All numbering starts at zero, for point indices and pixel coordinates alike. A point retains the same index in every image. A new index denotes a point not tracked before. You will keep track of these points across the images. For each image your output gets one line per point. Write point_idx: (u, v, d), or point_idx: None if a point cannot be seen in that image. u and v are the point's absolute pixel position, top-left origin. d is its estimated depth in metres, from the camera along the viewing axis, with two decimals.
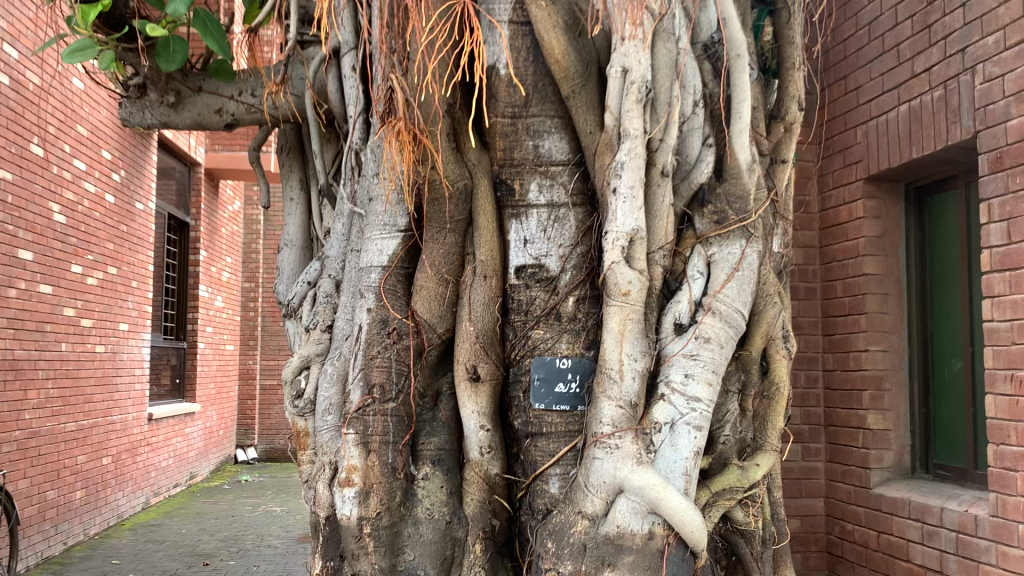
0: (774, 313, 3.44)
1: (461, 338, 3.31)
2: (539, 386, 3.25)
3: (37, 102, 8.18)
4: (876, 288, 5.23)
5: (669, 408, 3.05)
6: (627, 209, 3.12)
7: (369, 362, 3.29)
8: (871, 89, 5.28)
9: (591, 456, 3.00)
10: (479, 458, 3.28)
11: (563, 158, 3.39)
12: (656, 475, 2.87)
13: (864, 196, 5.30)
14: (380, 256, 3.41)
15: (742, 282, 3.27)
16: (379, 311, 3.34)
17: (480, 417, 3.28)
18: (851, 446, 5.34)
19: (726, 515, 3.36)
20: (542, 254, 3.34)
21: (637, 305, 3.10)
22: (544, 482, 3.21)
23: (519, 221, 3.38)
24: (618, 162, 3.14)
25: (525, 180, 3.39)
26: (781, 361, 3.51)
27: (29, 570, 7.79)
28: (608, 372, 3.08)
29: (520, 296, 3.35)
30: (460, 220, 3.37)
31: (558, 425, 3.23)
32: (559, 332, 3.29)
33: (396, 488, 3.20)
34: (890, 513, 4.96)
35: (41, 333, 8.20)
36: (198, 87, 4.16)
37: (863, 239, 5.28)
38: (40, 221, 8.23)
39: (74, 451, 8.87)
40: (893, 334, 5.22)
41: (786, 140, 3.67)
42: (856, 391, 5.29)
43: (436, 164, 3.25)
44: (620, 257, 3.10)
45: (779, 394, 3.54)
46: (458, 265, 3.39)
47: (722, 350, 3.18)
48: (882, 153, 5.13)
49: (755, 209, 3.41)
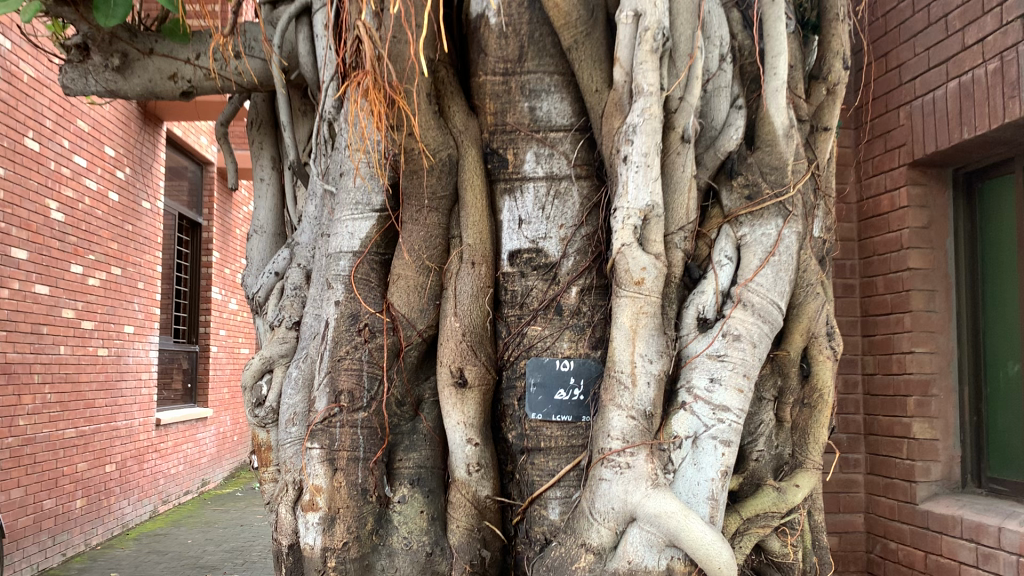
0: (817, 305, 2.91)
1: (445, 337, 2.80)
2: (535, 394, 2.75)
3: (32, 94, 7.76)
4: (922, 284, 4.67)
5: (691, 420, 2.55)
6: (639, 181, 2.61)
7: (336, 364, 2.78)
8: (915, 66, 4.73)
9: (598, 477, 2.52)
10: (467, 478, 2.74)
11: (565, 123, 2.88)
12: (675, 500, 2.36)
13: (908, 183, 4.74)
14: (350, 239, 2.89)
15: (777, 269, 2.75)
16: (349, 305, 2.83)
17: (468, 429, 2.75)
18: (894, 458, 4.77)
19: (760, 544, 2.84)
20: (539, 236, 2.83)
21: (654, 297, 2.59)
22: (542, 507, 2.71)
23: (514, 197, 2.88)
24: (630, 125, 2.64)
25: (520, 149, 2.88)
26: (824, 365, 2.96)
27: None
28: (618, 376, 2.58)
29: (514, 286, 2.85)
30: (444, 196, 2.88)
31: (559, 440, 2.72)
32: (560, 329, 2.78)
33: (367, 514, 2.71)
34: (938, 532, 4.40)
35: (37, 335, 7.78)
36: (149, 50, 3.52)
37: (907, 230, 4.71)
38: (36, 219, 7.82)
39: (74, 458, 8.44)
40: (940, 334, 4.66)
41: (830, 104, 3.14)
42: (900, 397, 4.74)
43: (414, 129, 2.75)
44: (632, 239, 2.59)
45: (824, 402, 2.99)
46: (442, 251, 2.90)
47: (756, 349, 2.65)
48: (929, 134, 4.57)
49: (794, 182, 2.87)
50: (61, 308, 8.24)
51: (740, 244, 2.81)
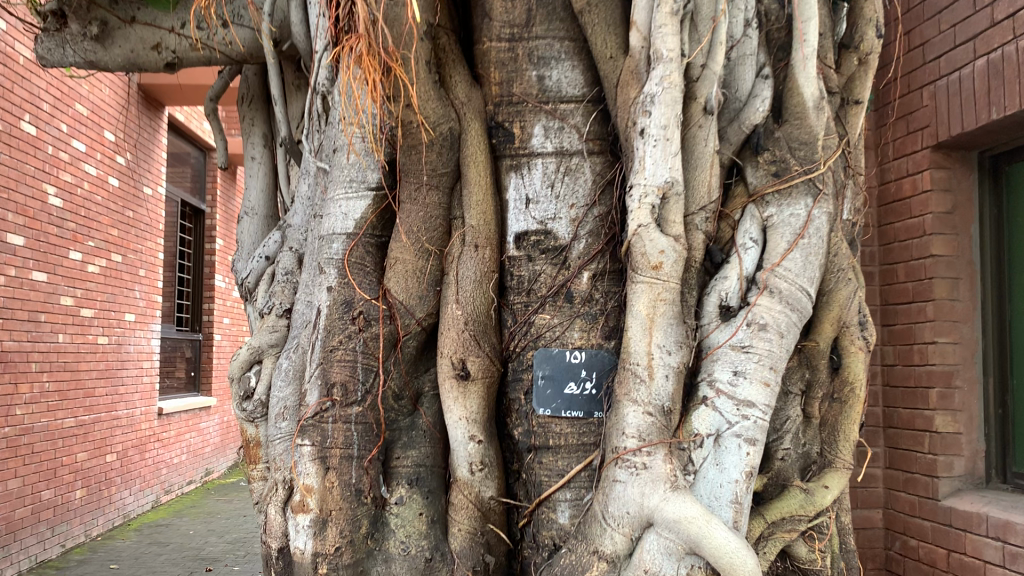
0: (848, 292, 2.70)
1: (445, 326, 2.59)
2: (543, 388, 2.54)
3: (29, 76, 7.55)
4: (946, 271, 4.44)
5: (713, 417, 2.35)
6: (657, 156, 2.40)
7: (329, 355, 2.57)
8: (940, 44, 4.49)
9: (611, 478, 2.31)
10: (469, 478, 2.54)
11: (576, 93, 2.68)
12: (697, 504, 2.15)
13: (931, 166, 4.51)
14: (344, 220, 2.67)
15: (806, 253, 2.53)
16: (342, 291, 2.62)
17: (470, 426, 2.53)
18: (915, 452, 4.55)
19: (785, 549, 2.63)
20: (548, 217, 2.62)
21: (673, 283, 2.38)
22: (551, 510, 2.50)
23: (520, 174, 2.66)
24: (647, 94, 2.43)
25: (527, 122, 2.67)
26: (856, 356, 2.76)
27: None
28: (633, 368, 2.37)
29: (521, 271, 2.63)
30: (445, 173, 2.67)
31: (569, 437, 2.52)
32: (570, 318, 2.56)
33: (362, 517, 2.51)
34: (963, 529, 4.18)
35: (34, 323, 7.58)
36: (130, 17, 3.31)
37: (930, 215, 4.48)
38: (33, 204, 7.61)
39: (73, 448, 8.25)
40: (964, 324, 4.43)
41: (861, 75, 2.92)
42: (921, 389, 4.51)
43: (411, 99, 2.53)
44: (649, 219, 2.38)
45: (855, 397, 2.77)
46: (443, 233, 2.69)
47: (783, 339, 2.42)
48: (954, 115, 4.33)
49: (825, 158, 2.65)
50: (60, 296, 8.04)
51: (766, 225, 2.58)
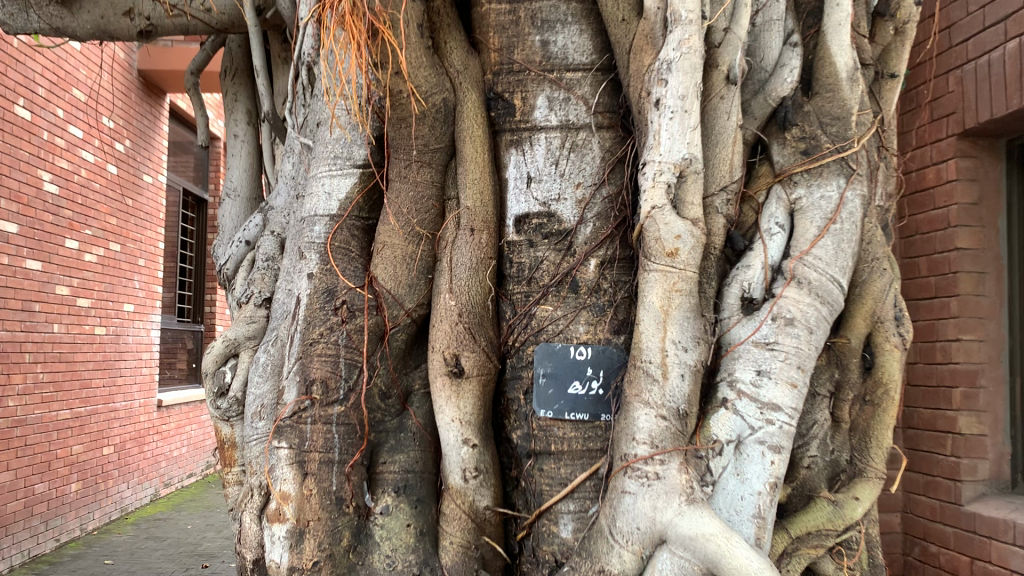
0: (883, 285, 2.47)
1: (438, 318, 2.34)
2: (544, 387, 2.29)
3: (24, 59, 7.30)
4: (971, 266, 4.13)
5: (733, 421, 2.09)
6: (675, 130, 2.15)
7: (308, 349, 2.32)
8: (968, 26, 4.16)
9: (620, 489, 2.06)
10: (462, 486, 2.28)
11: (585, 61, 2.44)
12: (716, 519, 1.90)
13: (956, 155, 4.19)
14: (327, 201, 2.44)
15: (838, 240, 2.26)
16: (324, 279, 2.37)
17: (463, 428, 2.28)
18: (936, 454, 4.26)
19: (811, 566, 2.37)
20: (551, 197, 2.37)
21: (690, 272, 2.13)
22: (552, 523, 2.26)
23: (521, 151, 2.42)
24: (664, 61, 2.18)
25: (529, 92, 2.43)
26: (891, 355, 2.49)
27: (13, 571, 6.95)
28: (645, 366, 2.12)
29: (521, 258, 2.39)
30: (440, 148, 2.43)
31: (574, 443, 2.27)
32: (575, 310, 2.32)
33: (343, 528, 2.24)
34: (988, 536, 3.88)
35: (27, 312, 7.31)
36: None
37: (955, 205, 4.17)
38: (27, 191, 7.35)
39: (68, 441, 7.99)
40: (991, 321, 4.13)
41: (898, 47, 2.67)
42: (944, 389, 4.23)
43: (401, 66, 2.27)
44: (664, 200, 2.13)
45: (889, 400, 2.52)
46: (436, 215, 2.45)
47: (812, 336, 2.17)
48: (982, 101, 4.00)
49: (858, 136, 2.39)
50: (55, 285, 7.79)
51: (794, 209, 2.34)
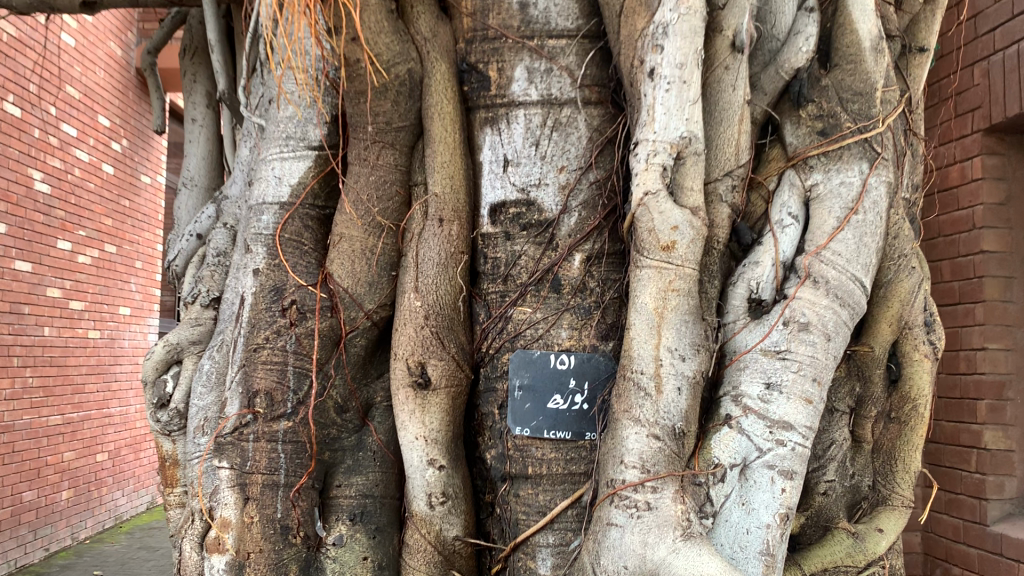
0: (912, 284, 2.16)
1: (400, 320, 2.05)
2: (521, 401, 1.99)
3: (13, 53, 7.03)
4: (998, 270, 3.81)
5: (737, 441, 1.79)
6: (671, 104, 1.86)
7: (252, 356, 2.03)
8: (995, 13, 3.82)
9: (604, 521, 1.75)
10: (427, 513, 1.98)
11: (569, 27, 2.13)
12: (717, 559, 1.59)
13: (982, 152, 3.86)
14: (277, 186, 2.16)
15: (860, 233, 1.97)
16: (272, 276, 2.10)
17: (428, 446, 1.98)
18: (959, 470, 3.94)
19: None
20: (530, 182, 2.08)
21: (688, 269, 1.83)
22: (529, 558, 1.96)
23: (497, 130, 2.13)
24: (659, 24, 1.91)
25: (506, 63, 2.14)
26: (920, 366, 2.20)
27: None
28: (635, 377, 1.81)
29: (497, 252, 2.09)
30: (405, 127, 2.15)
31: (554, 465, 1.97)
32: (556, 312, 2.02)
33: (289, 560, 1.96)
34: (1015, 560, 3.55)
35: (17, 315, 6.99)
36: None
37: (980, 206, 3.84)
38: (16, 189, 7.02)
39: (60, 447, 7.69)
40: (1020, 328, 3.79)
41: (927, 19, 2.37)
42: (968, 401, 3.90)
43: (357, 31, 1.99)
44: (659, 185, 1.84)
45: (917, 417, 2.23)
46: (401, 203, 2.16)
47: (830, 344, 1.87)
48: (1010, 94, 3.67)
49: (883, 115, 2.09)
50: (46, 287, 7.44)
51: (809, 198, 2.04)
